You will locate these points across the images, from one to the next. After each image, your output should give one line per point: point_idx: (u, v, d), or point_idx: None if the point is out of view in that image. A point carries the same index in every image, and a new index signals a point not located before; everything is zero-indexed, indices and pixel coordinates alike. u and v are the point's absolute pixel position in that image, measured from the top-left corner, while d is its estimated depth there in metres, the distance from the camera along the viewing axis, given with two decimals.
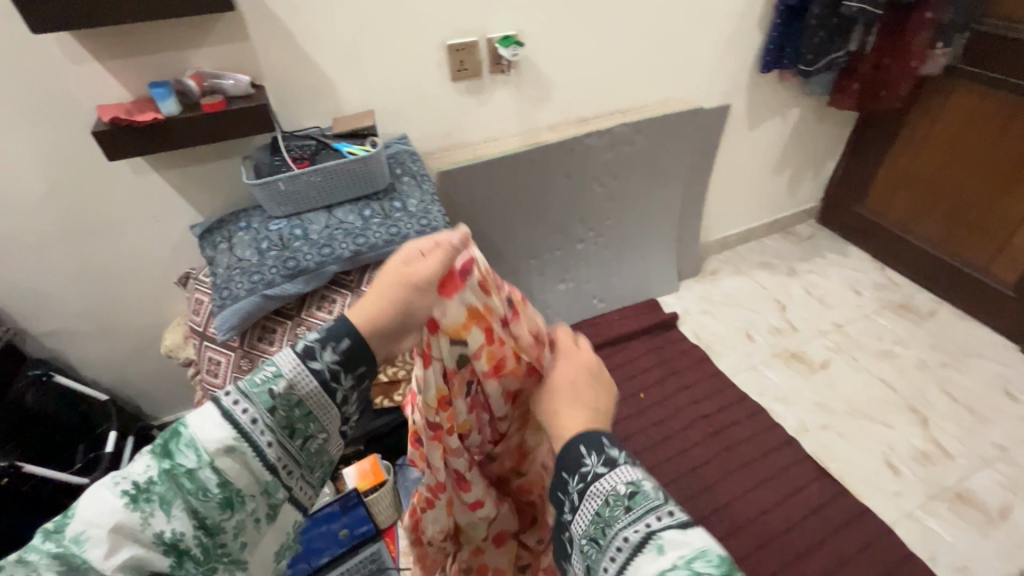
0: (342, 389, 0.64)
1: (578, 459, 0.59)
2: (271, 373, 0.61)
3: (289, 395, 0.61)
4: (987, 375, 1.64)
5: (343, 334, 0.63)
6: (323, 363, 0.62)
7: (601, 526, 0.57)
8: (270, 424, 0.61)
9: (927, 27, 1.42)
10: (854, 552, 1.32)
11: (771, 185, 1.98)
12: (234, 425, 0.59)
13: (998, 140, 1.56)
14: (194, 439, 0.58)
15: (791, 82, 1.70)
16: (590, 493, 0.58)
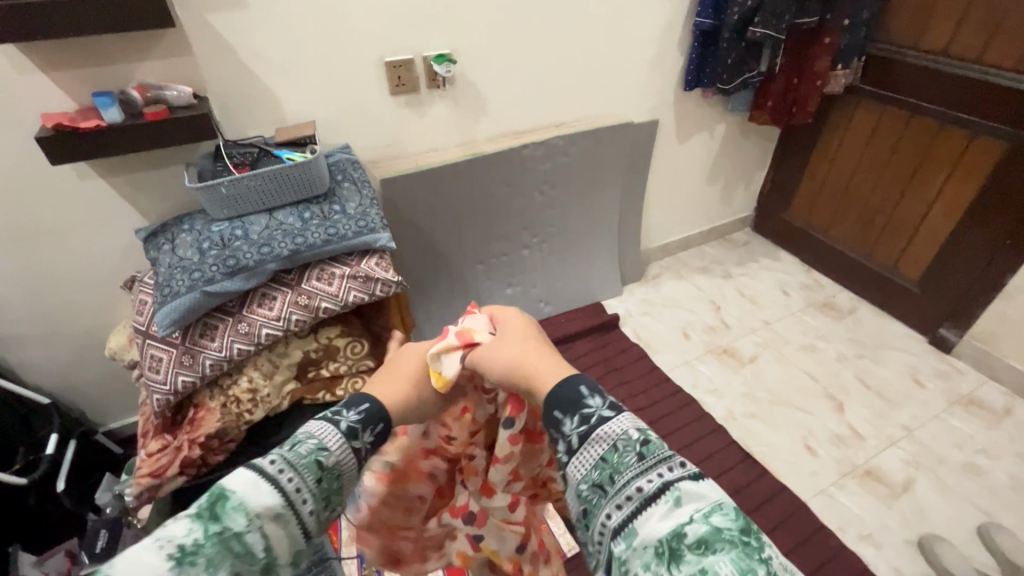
0: (376, 472, 0.58)
1: (578, 402, 0.54)
2: (317, 443, 0.53)
3: (333, 467, 0.54)
4: (899, 365, 1.76)
5: (377, 418, 0.59)
6: (361, 442, 0.57)
7: (608, 473, 0.50)
8: (313, 495, 0.51)
9: (826, 51, 1.62)
10: (796, 541, 1.31)
11: (705, 194, 2.16)
12: (279, 492, 0.49)
13: (896, 149, 1.77)
14: (242, 501, 0.47)
15: (714, 100, 1.87)
16: (595, 439, 0.52)
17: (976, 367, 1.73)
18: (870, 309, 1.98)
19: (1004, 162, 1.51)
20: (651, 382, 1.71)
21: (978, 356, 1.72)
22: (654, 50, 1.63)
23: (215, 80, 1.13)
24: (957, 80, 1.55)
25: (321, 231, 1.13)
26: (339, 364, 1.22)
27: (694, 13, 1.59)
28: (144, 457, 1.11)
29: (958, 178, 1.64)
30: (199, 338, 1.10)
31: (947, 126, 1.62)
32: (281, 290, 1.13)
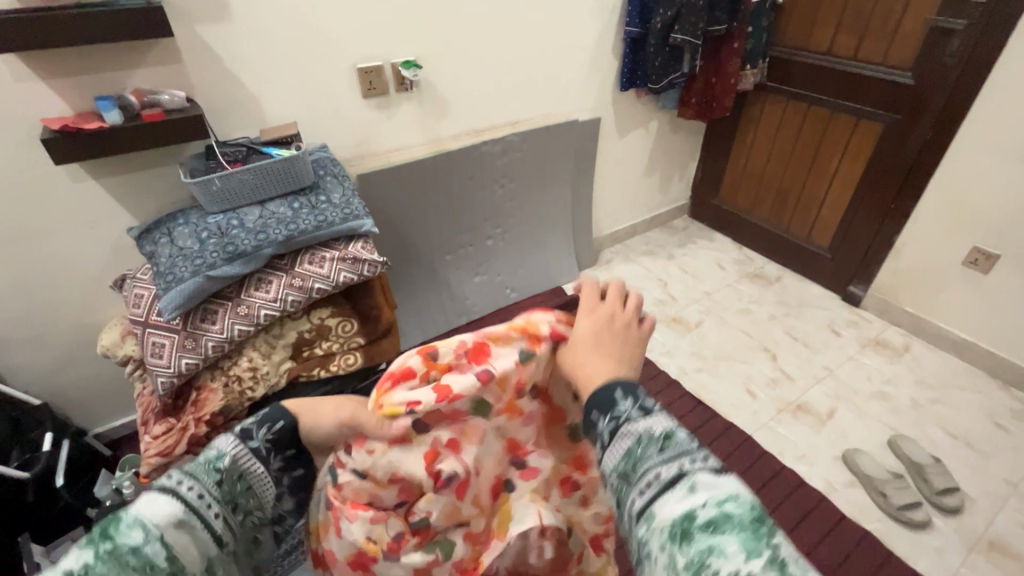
0: (274, 468, 0.62)
1: (610, 399, 0.56)
2: (215, 452, 0.57)
3: (234, 468, 0.58)
4: (819, 319, 2.03)
5: (276, 415, 0.62)
6: (259, 441, 0.59)
7: (633, 464, 0.53)
8: (216, 498, 0.55)
9: (736, 54, 1.90)
10: (751, 461, 1.52)
11: (645, 185, 2.41)
12: (179, 502, 0.52)
13: (801, 136, 2.07)
14: (136, 517, 0.50)
15: (646, 100, 2.12)
16: (623, 432, 0.54)
17: (881, 315, 2.03)
18: (794, 277, 2.26)
19: (882, 140, 1.82)
20: None
21: (881, 306, 2.02)
22: (591, 56, 1.85)
23: (204, 85, 1.23)
24: (842, 75, 1.86)
25: (311, 218, 1.24)
26: (332, 343, 1.32)
27: (623, 23, 1.83)
28: (150, 440, 1.17)
29: (850, 156, 1.94)
30: (200, 323, 1.18)
31: (837, 114, 1.93)
32: (276, 275, 1.23)
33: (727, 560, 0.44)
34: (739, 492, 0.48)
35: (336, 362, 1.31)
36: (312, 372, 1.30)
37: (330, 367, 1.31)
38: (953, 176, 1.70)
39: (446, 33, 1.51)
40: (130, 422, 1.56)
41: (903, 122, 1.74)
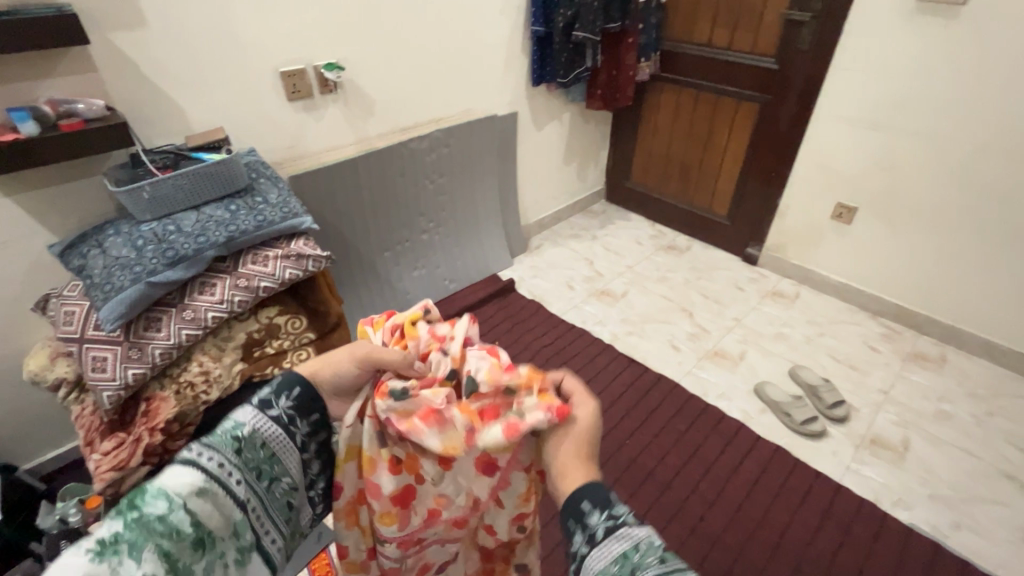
0: (300, 434, 0.68)
1: (609, 500, 0.61)
2: (234, 423, 0.62)
3: (254, 437, 0.63)
4: (725, 279, 2.30)
5: (293, 384, 0.68)
6: (280, 409, 0.66)
7: (628, 567, 0.56)
8: (238, 465, 0.60)
9: (631, 48, 2.11)
10: (681, 403, 1.71)
11: (564, 173, 2.59)
12: (203, 470, 0.57)
13: (694, 119, 2.33)
14: (161, 487, 0.53)
15: (557, 94, 2.30)
16: (621, 533, 0.58)
17: (775, 270, 2.33)
18: (702, 245, 2.53)
19: (759, 117, 2.11)
20: (549, 326, 2.03)
21: (774, 262, 2.32)
22: (504, 54, 1.99)
23: (123, 94, 1.22)
24: (721, 63, 2.13)
25: (250, 219, 1.27)
26: (283, 341, 1.35)
27: (529, 23, 1.99)
28: (100, 458, 1.13)
29: (735, 134, 2.23)
30: (144, 331, 1.16)
31: (722, 98, 2.20)
32: (220, 276, 1.24)
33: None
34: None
35: (289, 359, 1.34)
36: (265, 370, 1.32)
37: (283, 364, 1.33)
38: (816, 144, 2.01)
39: (365, 36, 1.57)
40: (63, 454, 1.48)
41: (775, 101, 2.04)
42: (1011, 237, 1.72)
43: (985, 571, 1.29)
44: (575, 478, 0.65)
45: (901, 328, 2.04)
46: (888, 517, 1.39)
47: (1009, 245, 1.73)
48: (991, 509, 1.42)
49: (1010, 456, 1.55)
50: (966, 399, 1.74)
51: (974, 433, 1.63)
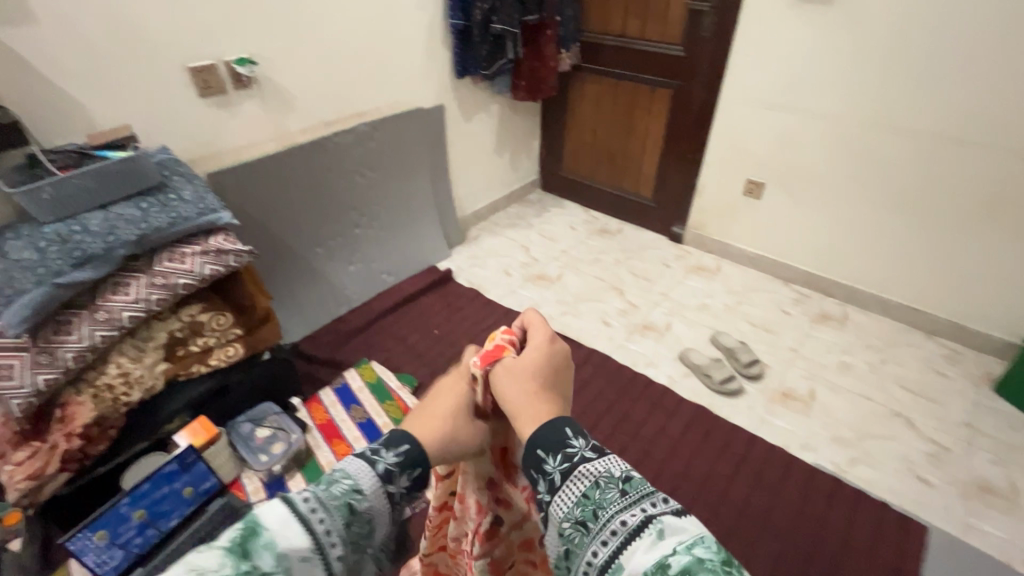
0: (404, 521, 0.54)
1: (561, 439, 0.53)
2: (351, 483, 0.51)
3: (366, 511, 0.50)
4: (654, 257, 2.43)
5: (418, 461, 0.55)
6: (399, 484, 0.53)
7: (591, 509, 0.49)
8: (343, 539, 0.48)
9: (550, 39, 2.19)
10: (612, 374, 1.80)
11: (497, 164, 2.65)
12: (311, 535, 0.45)
13: (616, 106, 2.44)
14: (272, 541, 0.43)
15: (483, 86, 2.35)
16: (577, 474, 0.51)
17: (699, 247, 2.47)
18: (632, 227, 2.65)
19: (674, 102, 2.24)
20: (487, 312, 2.09)
21: (698, 239, 2.46)
22: (424, 47, 2.03)
23: (15, 92, 1.18)
24: (636, 52, 2.25)
25: (163, 216, 1.25)
26: (207, 339, 1.34)
27: (447, 16, 2.03)
28: (14, 467, 1.10)
29: (654, 120, 2.35)
30: (53, 335, 1.12)
31: (639, 85, 2.32)
32: (135, 275, 1.22)
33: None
34: (704, 533, 0.44)
35: (215, 357, 1.35)
36: (189, 369, 1.32)
37: (209, 362, 1.34)
38: (724, 125, 2.15)
39: (276, 29, 1.57)
40: None
41: (686, 85, 2.17)
42: (894, 205, 1.89)
43: (877, 497, 1.43)
44: (534, 420, 0.56)
45: (811, 292, 2.20)
46: (796, 460, 1.52)
47: (895, 212, 1.89)
48: (883, 444, 1.58)
49: (900, 397, 1.73)
50: (865, 350, 1.92)
51: (871, 379, 1.80)
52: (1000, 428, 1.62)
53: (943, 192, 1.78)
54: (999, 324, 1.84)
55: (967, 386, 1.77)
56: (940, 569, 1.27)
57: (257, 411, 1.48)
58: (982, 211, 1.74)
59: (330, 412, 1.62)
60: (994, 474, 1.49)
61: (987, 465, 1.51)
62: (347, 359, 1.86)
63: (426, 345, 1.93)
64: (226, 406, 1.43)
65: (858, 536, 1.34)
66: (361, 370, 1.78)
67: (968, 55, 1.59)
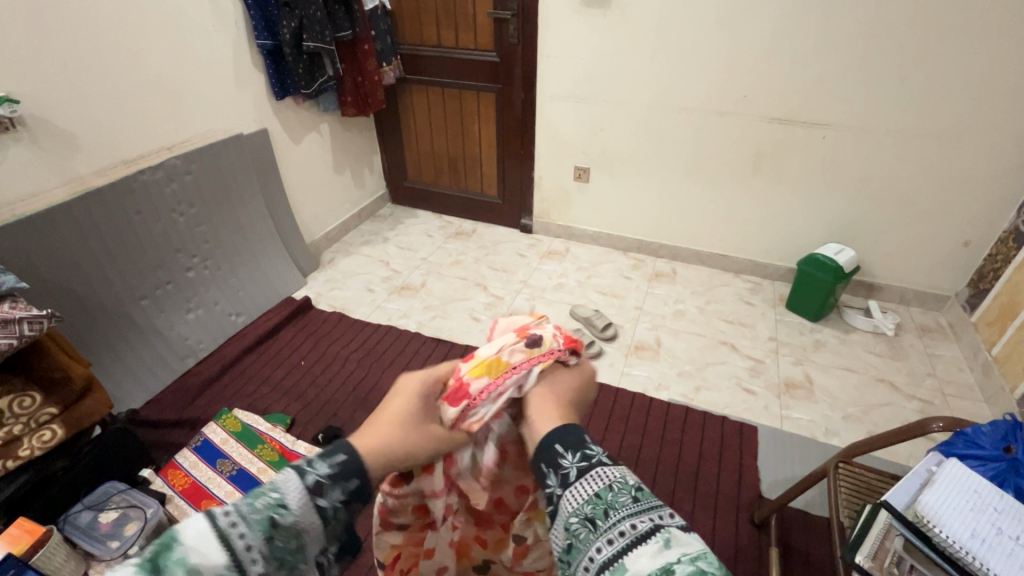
0: (341, 529, 0.50)
1: (582, 442, 0.56)
2: (277, 495, 0.46)
3: (293, 524, 0.46)
4: (509, 250, 2.57)
5: (355, 471, 0.50)
6: (331, 499, 0.48)
7: (603, 508, 0.50)
8: (263, 555, 0.44)
9: (369, 53, 2.20)
10: None
11: (339, 183, 2.59)
12: (225, 550, 0.42)
13: (446, 112, 2.54)
14: (184, 553, 0.41)
15: (307, 106, 2.28)
16: (593, 475, 0.52)
17: (547, 234, 2.67)
18: (485, 226, 2.77)
19: (498, 103, 2.40)
20: (355, 331, 2.04)
21: (545, 227, 2.65)
22: (233, 70, 1.91)
23: None
24: (454, 60, 2.37)
25: None
26: (11, 426, 1.12)
27: (253, 36, 1.94)
28: None
29: (484, 122, 2.49)
30: None
31: (463, 91, 2.44)
32: None
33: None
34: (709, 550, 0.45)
35: (26, 446, 1.13)
36: None
37: (18, 454, 1.12)
38: (545, 121, 2.36)
39: (40, 60, 1.37)
40: None
41: (505, 88, 2.34)
42: (689, 172, 2.23)
43: (719, 415, 1.69)
44: (545, 427, 0.61)
45: (644, 256, 2.51)
46: (653, 400, 1.74)
47: (692, 176, 2.24)
48: (716, 369, 1.88)
49: (722, 328, 2.06)
50: (693, 297, 2.24)
51: (700, 319, 2.11)
52: (793, 336, 2.03)
53: (722, 155, 2.14)
54: (780, 255, 2.28)
55: (767, 309, 2.17)
56: (769, 457, 1.56)
57: (97, 495, 1.29)
58: (752, 167, 2.12)
59: (192, 475, 1.49)
60: (795, 372, 1.86)
61: (789, 366, 1.88)
62: (204, 414, 1.68)
63: (293, 378, 1.83)
64: (49, 498, 1.22)
65: (709, 449, 1.58)
66: (223, 421, 1.64)
67: (717, 44, 1.93)
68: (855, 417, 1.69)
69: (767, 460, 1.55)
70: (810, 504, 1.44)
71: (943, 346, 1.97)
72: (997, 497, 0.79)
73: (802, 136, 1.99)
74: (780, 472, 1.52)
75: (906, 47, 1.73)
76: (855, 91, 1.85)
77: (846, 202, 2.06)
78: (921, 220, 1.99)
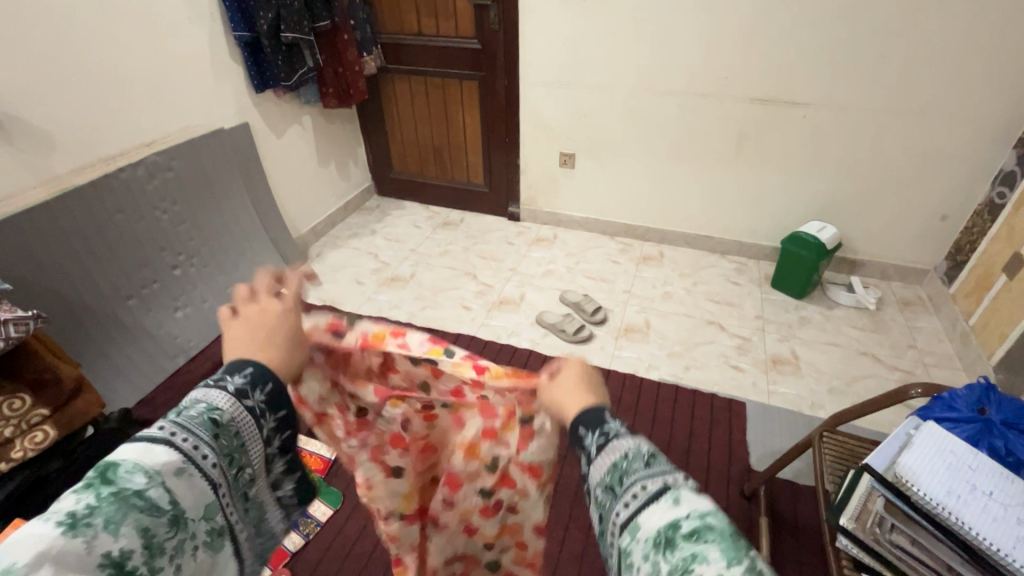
0: (272, 428, 0.55)
1: (599, 417, 0.55)
2: (206, 404, 0.50)
3: (230, 425, 0.51)
4: (498, 238, 2.57)
5: (269, 376, 0.54)
6: (256, 400, 0.53)
7: (618, 476, 0.49)
8: (213, 451, 0.49)
9: (349, 44, 2.18)
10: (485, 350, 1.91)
11: (325, 176, 2.57)
12: (176, 452, 0.47)
13: (429, 101, 2.52)
14: (138, 462, 0.45)
15: (288, 98, 2.25)
16: (610, 447, 0.51)
17: (534, 221, 2.68)
18: (473, 215, 2.77)
19: (481, 91, 2.39)
20: None
21: (532, 214, 2.66)
22: (210, 62, 1.88)
23: None
24: (435, 49, 2.35)
25: None
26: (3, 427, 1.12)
27: (230, 28, 1.91)
28: None
29: (467, 111, 2.48)
30: None
31: (446, 80, 2.42)
32: None
33: (707, 565, 0.39)
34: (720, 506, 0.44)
35: (18, 448, 1.12)
36: None
37: (10, 456, 1.12)
38: (529, 108, 2.35)
39: (12, 57, 1.34)
40: None
41: (488, 75, 2.33)
42: (674, 156, 2.25)
43: (708, 393, 1.72)
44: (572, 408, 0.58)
45: (632, 240, 2.53)
46: (644, 381, 1.77)
47: (677, 159, 2.25)
48: (704, 348, 1.91)
49: (710, 308, 2.09)
50: (681, 278, 2.27)
51: (687, 300, 2.14)
52: (778, 313, 2.06)
53: (705, 137, 2.16)
54: (765, 235, 2.31)
55: (753, 288, 2.20)
56: (757, 431, 1.60)
57: None
58: (735, 149, 2.15)
59: None
60: (781, 349, 1.90)
61: (775, 343, 1.92)
62: None
63: None
64: (46, 499, 1.22)
65: (700, 426, 1.61)
66: None
67: (698, 25, 1.94)
68: (840, 389, 1.73)
69: (755, 434, 1.59)
70: (798, 475, 1.48)
71: (924, 318, 2.02)
72: (972, 455, 0.82)
73: (783, 116, 2.01)
74: (767, 445, 1.56)
75: (882, 24, 1.75)
76: (835, 70, 1.87)
77: (828, 180, 2.09)
78: (901, 196, 2.03)
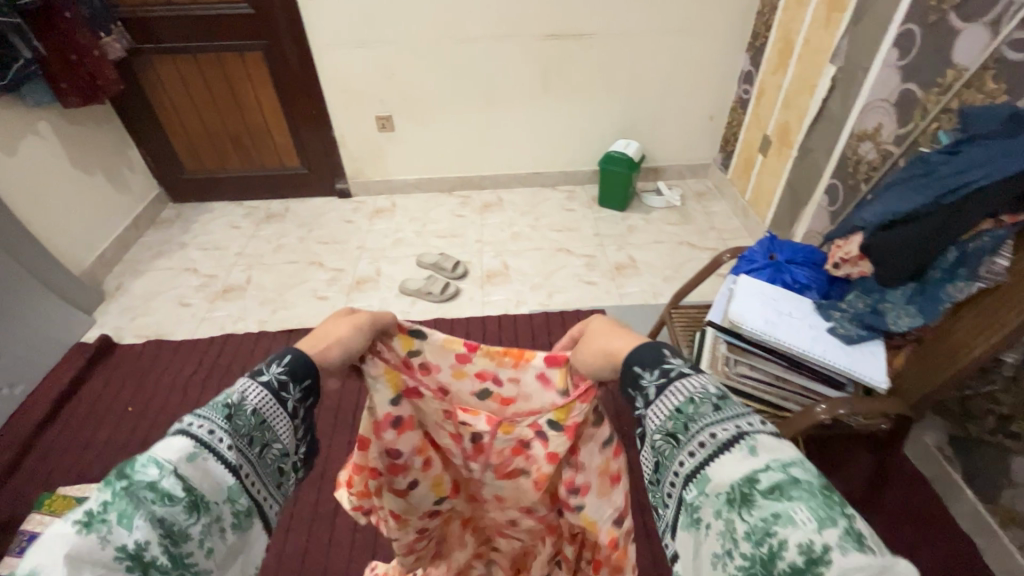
0: (293, 402, 0.51)
1: (660, 358, 0.53)
2: (221, 390, 0.48)
3: (244, 404, 0.48)
4: (335, 220, 2.41)
5: (286, 351, 0.53)
6: (271, 373, 0.51)
7: (682, 422, 0.48)
8: (230, 431, 0.46)
9: (76, 23, 1.74)
10: None
11: (96, 193, 2.11)
12: (189, 436, 0.44)
13: (206, 80, 2.18)
14: (150, 453, 0.43)
15: (8, 102, 1.75)
16: (673, 390, 0.50)
17: (368, 193, 2.56)
18: (297, 201, 2.54)
19: (268, 62, 2.13)
20: (185, 354, 1.76)
21: (363, 187, 2.53)
22: None
23: None
24: (196, 19, 2.01)
25: None
26: None
27: None
28: None
29: (258, 87, 2.21)
30: None
31: (220, 54, 2.10)
32: None
33: (796, 527, 0.38)
34: (803, 458, 0.42)
35: None
36: None
37: None
38: (328, 73, 2.18)
39: None
40: None
41: (271, 42, 2.08)
42: (487, 101, 2.31)
43: (573, 311, 1.90)
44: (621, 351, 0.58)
45: (469, 192, 2.57)
46: (516, 317, 1.88)
47: (491, 104, 2.32)
48: (560, 273, 2.08)
49: (555, 238, 2.26)
50: (523, 217, 2.40)
51: (534, 235, 2.28)
52: (611, 227, 2.32)
53: (512, 78, 2.25)
54: (584, 161, 2.54)
55: (586, 210, 2.43)
56: None
57: None
58: (541, 85, 2.27)
59: None
60: (621, 256, 2.16)
61: (615, 253, 2.17)
62: (13, 512, 1.35)
63: (125, 429, 1.55)
64: None
65: None
66: (48, 507, 1.33)
67: None
68: (672, 277, 2.05)
69: None
70: None
71: (715, 203, 2.45)
72: (772, 290, 1.07)
73: (573, 48, 2.18)
74: None
75: None
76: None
77: (622, 101, 2.35)
78: (678, 106, 2.38)
